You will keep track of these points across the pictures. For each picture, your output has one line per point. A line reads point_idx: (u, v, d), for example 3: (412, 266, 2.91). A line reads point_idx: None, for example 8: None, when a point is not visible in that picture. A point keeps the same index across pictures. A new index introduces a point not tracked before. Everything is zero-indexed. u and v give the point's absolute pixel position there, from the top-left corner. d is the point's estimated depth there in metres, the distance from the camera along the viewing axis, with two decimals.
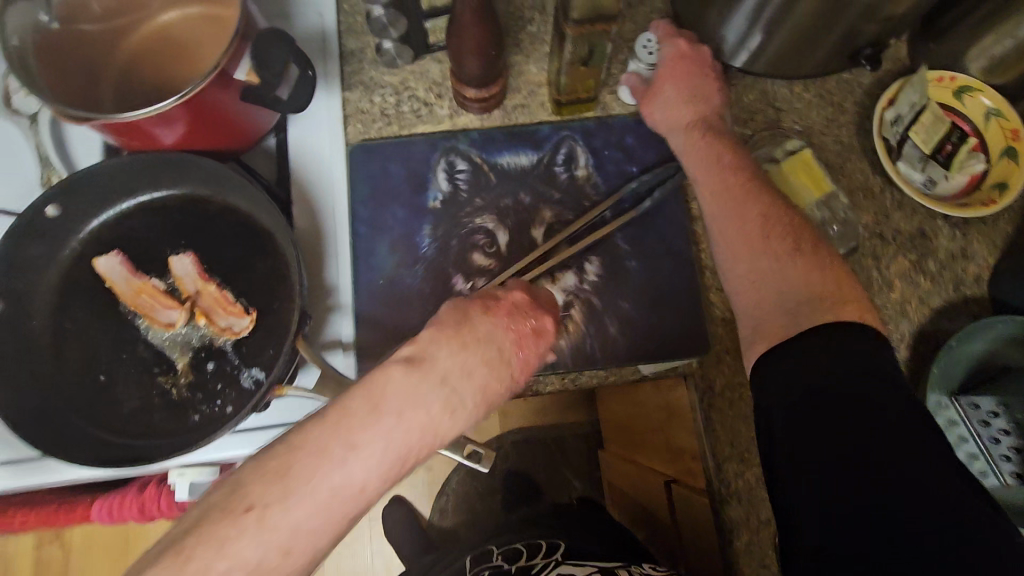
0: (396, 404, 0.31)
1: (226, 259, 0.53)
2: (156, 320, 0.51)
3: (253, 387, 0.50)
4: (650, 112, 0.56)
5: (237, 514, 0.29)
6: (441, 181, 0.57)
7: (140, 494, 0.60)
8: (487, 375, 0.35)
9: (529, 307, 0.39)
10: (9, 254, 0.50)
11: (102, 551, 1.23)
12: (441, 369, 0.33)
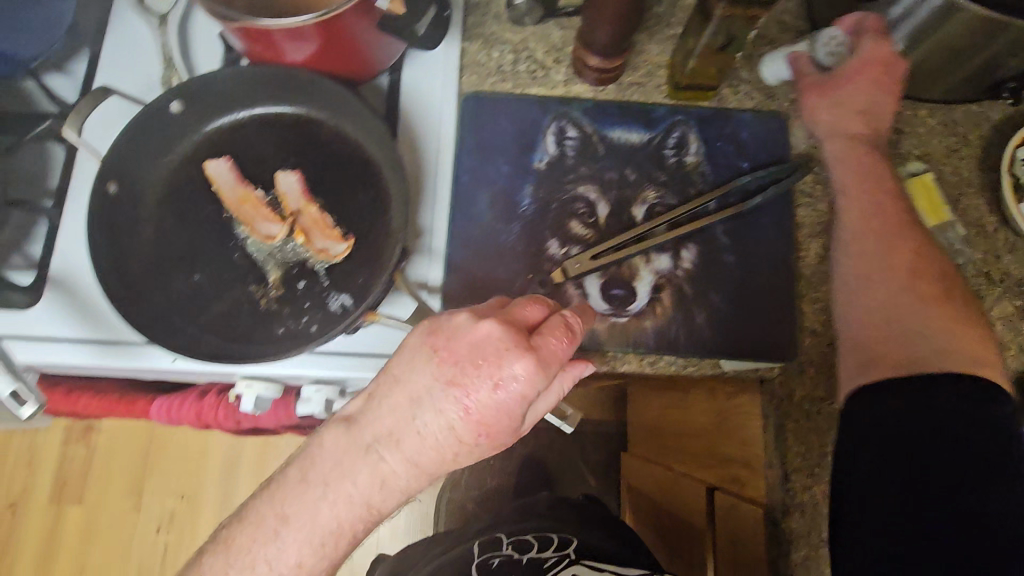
0: (322, 476, 0.38)
1: (330, 183, 0.53)
2: (255, 230, 0.52)
3: (340, 312, 0.50)
4: (814, 108, 0.55)
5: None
6: (549, 145, 0.56)
7: (200, 401, 0.62)
8: (417, 444, 0.37)
9: (493, 346, 0.35)
10: (129, 141, 0.51)
11: (123, 459, 1.26)
12: (367, 436, 0.38)
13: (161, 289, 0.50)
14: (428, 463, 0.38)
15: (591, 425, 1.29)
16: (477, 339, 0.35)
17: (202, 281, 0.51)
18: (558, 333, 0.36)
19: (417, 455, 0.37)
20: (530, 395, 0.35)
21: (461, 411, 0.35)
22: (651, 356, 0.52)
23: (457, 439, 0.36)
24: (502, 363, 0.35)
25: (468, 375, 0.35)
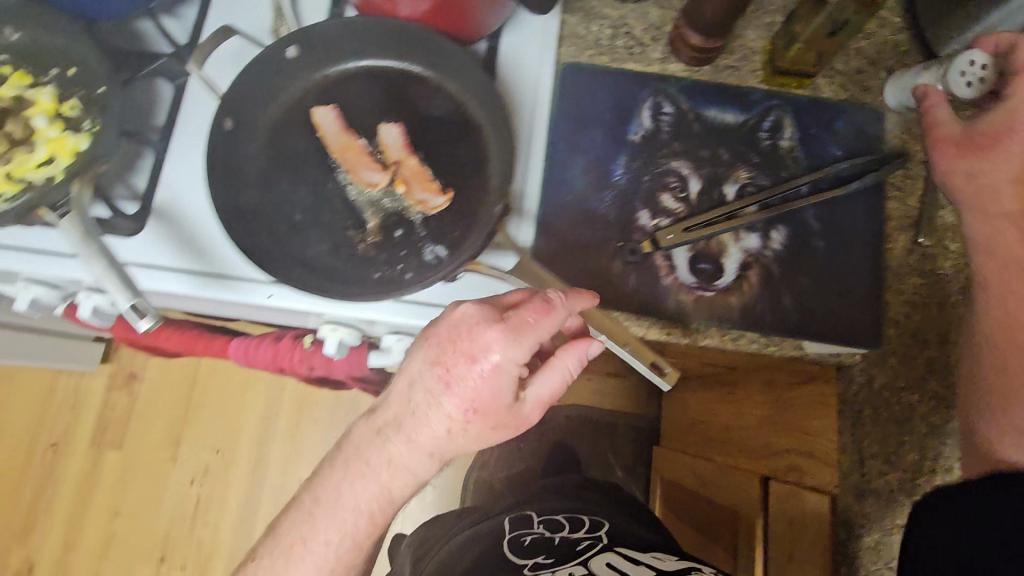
0: (344, 468, 0.50)
1: (431, 138, 0.54)
2: (358, 176, 0.52)
3: (434, 262, 0.52)
4: (955, 163, 0.46)
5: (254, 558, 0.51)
6: (645, 118, 0.57)
7: (276, 345, 0.64)
8: (413, 430, 0.47)
9: (469, 333, 0.45)
10: (247, 80, 0.53)
11: (163, 410, 1.29)
12: (378, 429, 0.49)
13: (264, 224, 0.52)
14: (430, 439, 0.48)
15: (622, 419, 1.30)
16: (455, 319, 0.45)
17: (303, 220, 0.52)
18: (529, 308, 0.45)
19: (420, 430, 0.47)
20: (504, 363, 0.44)
21: (445, 385, 0.46)
22: (734, 333, 0.52)
23: (448, 413, 0.46)
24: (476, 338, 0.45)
25: (449, 351, 0.45)
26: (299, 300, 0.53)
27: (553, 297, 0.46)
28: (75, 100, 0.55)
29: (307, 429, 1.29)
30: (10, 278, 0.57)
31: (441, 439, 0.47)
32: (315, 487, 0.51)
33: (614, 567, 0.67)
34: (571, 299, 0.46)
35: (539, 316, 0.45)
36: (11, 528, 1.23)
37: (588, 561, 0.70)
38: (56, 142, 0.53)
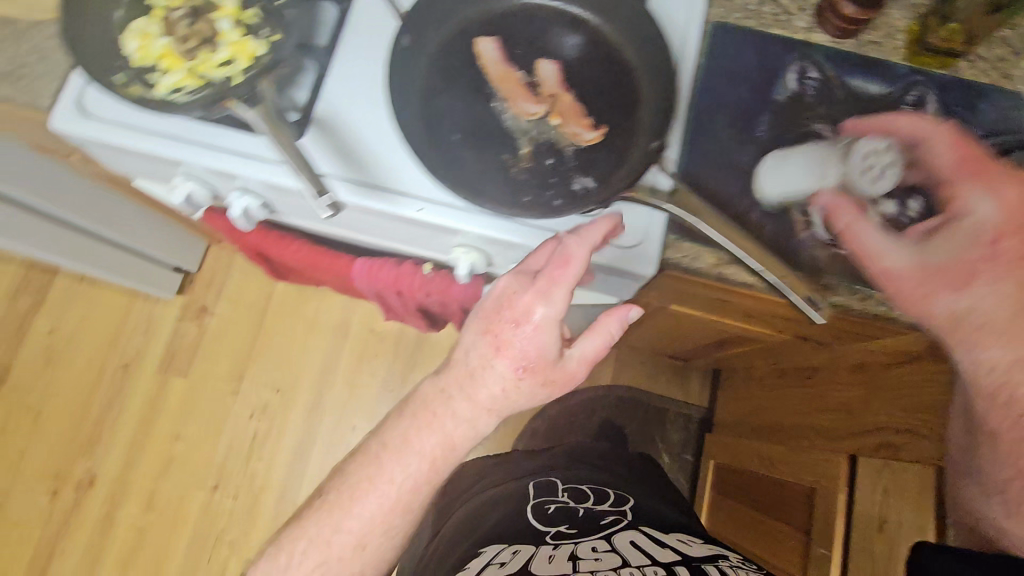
0: (407, 426, 0.60)
1: (586, 78, 0.57)
2: (513, 105, 0.55)
3: (583, 192, 0.54)
4: (935, 304, 0.46)
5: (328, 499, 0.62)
6: (790, 80, 0.58)
7: (397, 270, 0.68)
8: (467, 388, 0.56)
9: (510, 304, 0.53)
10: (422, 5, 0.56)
11: (231, 345, 1.34)
12: (438, 389, 0.58)
13: (423, 139, 0.54)
14: (488, 397, 0.56)
15: (673, 405, 1.31)
16: (500, 294, 0.54)
17: (461, 141, 0.55)
18: (554, 264, 0.52)
19: (479, 391, 0.56)
20: (543, 321, 0.52)
21: (496, 350, 0.54)
22: (865, 292, 0.54)
23: (501, 371, 0.54)
24: (516, 305, 0.53)
25: (497, 320, 0.53)
26: (448, 216, 0.56)
27: (575, 246, 0.52)
28: (254, 9, 0.60)
29: (365, 378, 1.33)
30: (168, 168, 0.61)
31: (499, 394, 0.55)
32: (384, 435, 0.61)
33: (638, 546, 0.65)
34: (586, 234, 0.52)
35: (563, 266, 0.52)
36: (76, 440, 1.29)
37: (611, 538, 0.68)
38: (237, 45, 0.57)
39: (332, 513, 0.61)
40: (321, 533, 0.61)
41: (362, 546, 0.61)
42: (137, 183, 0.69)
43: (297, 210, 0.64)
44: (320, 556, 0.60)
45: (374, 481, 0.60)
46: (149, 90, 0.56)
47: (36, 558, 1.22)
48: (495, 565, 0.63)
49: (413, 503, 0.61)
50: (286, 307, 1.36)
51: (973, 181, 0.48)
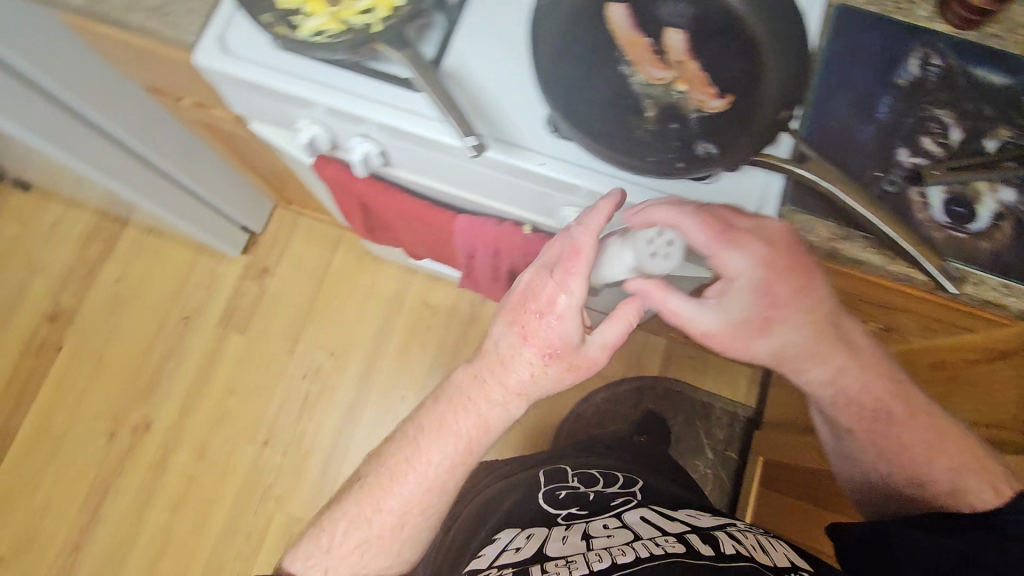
0: (438, 421, 0.60)
1: (711, 48, 0.58)
2: (641, 70, 0.57)
3: (705, 156, 0.55)
4: (752, 345, 0.54)
5: (373, 472, 0.62)
6: (912, 66, 0.59)
7: (497, 228, 0.70)
8: (501, 374, 0.57)
9: (530, 293, 0.54)
10: None
11: (290, 306, 1.37)
12: (467, 380, 0.59)
13: (556, 91, 0.55)
14: (517, 383, 0.56)
15: (720, 402, 1.32)
16: (523, 287, 0.55)
17: (590, 99, 0.56)
18: (567, 253, 0.53)
19: (511, 376, 0.56)
20: (567, 307, 0.52)
21: (523, 339, 0.54)
22: (976, 276, 0.55)
23: (530, 359, 0.54)
24: (539, 294, 0.54)
25: (521, 310, 0.54)
26: (568, 172, 0.58)
27: (585, 234, 0.53)
28: None
29: (417, 350, 1.35)
30: (295, 109, 0.63)
31: (528, 377, 0.55)
32: (419, 420, 0.61)
33: (650, 520, 0.66)
34: (594, 218, 0.53)
35: (579, 254, 0.52)
36: (135, 386, 1.32)
37: (621, 514, 0.69)
38: None
39: (373, 492, 0.61)
40: (360, 513, 0.61)
41: (400, 526, 0.61)
42: (253, 126, 0.72)
43: (410, 159, 0.66)
44: (360, 534, 0.60)
45: (410, 463, 0.60)
46: (293, 31, 0.58)
47: (89, 496, 1.26)
48: (511, 551, 0.64)
49: (450, 483, 0.61)
50: (344, 275, 1.39)
51: (732, 237, 0.52)
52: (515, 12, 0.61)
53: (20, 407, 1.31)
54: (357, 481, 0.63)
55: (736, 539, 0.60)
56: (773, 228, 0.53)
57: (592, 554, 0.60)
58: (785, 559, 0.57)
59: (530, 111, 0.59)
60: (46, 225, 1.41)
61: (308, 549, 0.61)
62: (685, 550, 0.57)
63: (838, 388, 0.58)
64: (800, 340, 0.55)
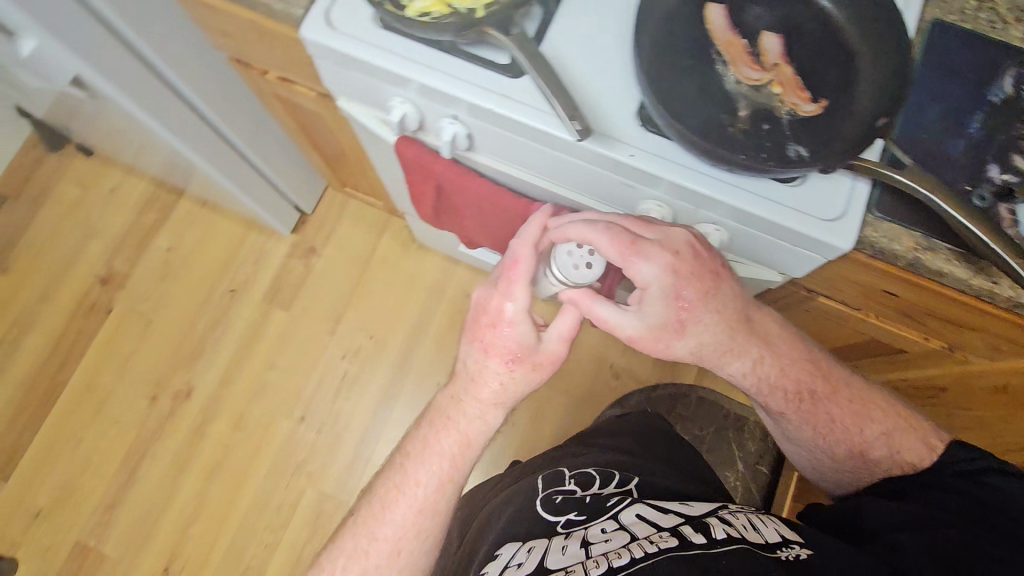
0: (420, 447, 0.66)
1: (807, 53, 0.59)
2: (736, 70, 0.58)
3: (795, 159, 0.56)
4: (674, 344, 0.63)
5: (372, 512, 0.66)
6: (1007, 85, 0.60)
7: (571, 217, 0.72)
8: (475, 389, 0.64)
9: (482, 308, 0.61)
10: None
11: (333, 287, 1.40)
12: (445, 403, 0.66)
13: (654, 84, 0.57)
14: (486, 391, 0.63)
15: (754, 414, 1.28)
16: (476, 304, 0.62)
17: (684, 95, 0.58)
18: (507, 266, 0.60)
19: (481, 386, 0.63)
20: (509, 312, 0.59)
21: (486, 352, 0.62)
22: None
23: (495, 369, 0.62)
24: (487, 307, 0.61)
25: (480, 327, 0.62)
26: (654, 164, 0.59)
27: (522, 251, 0.60)
28: None
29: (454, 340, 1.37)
30: (389, 86, 0.65)
31: (494, 381, 0.62)
32: (404, 447, 0.68)
33: (645, 516, 0.65)
34: (530, 234, 0.60)
35: (517, 268, 0.60)
36: (179, 353, 1.36)
37: (617, 514, 0.67)
38: None
39: (368, 523, 0.66)
40: (358, 545, 0.66)
41: (398, 551, 0.65)
42: (339, 103, 0.74)
43: (494, 144, 0.68)
44: (361, 564, 0.65)
45: (395, 492, 0.66)
46: (400, 10, 0.60)
47: (127, 457, 1.29)
48: (514, 568, 0.62)
49: (440, 503, 0.66)
50: (389, 260, 1.41)
51: (637, 247, 0.58)
52: (616, 5, 0.62)
53: (68, 365, 1.35)
54: (362, 513, 0.67)
55: (726, 521, 0.63)
56: (680, 235, 0.60)
57: (592, 562, 0.59)
58: (775, 534, 0.62)
59: (622, 103, 0.60)
60: (105, 191, 1.45)
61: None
62: (679, 544, 0.59)
63: (758, 377, 0.67)
64: (715, 338, 0.63)
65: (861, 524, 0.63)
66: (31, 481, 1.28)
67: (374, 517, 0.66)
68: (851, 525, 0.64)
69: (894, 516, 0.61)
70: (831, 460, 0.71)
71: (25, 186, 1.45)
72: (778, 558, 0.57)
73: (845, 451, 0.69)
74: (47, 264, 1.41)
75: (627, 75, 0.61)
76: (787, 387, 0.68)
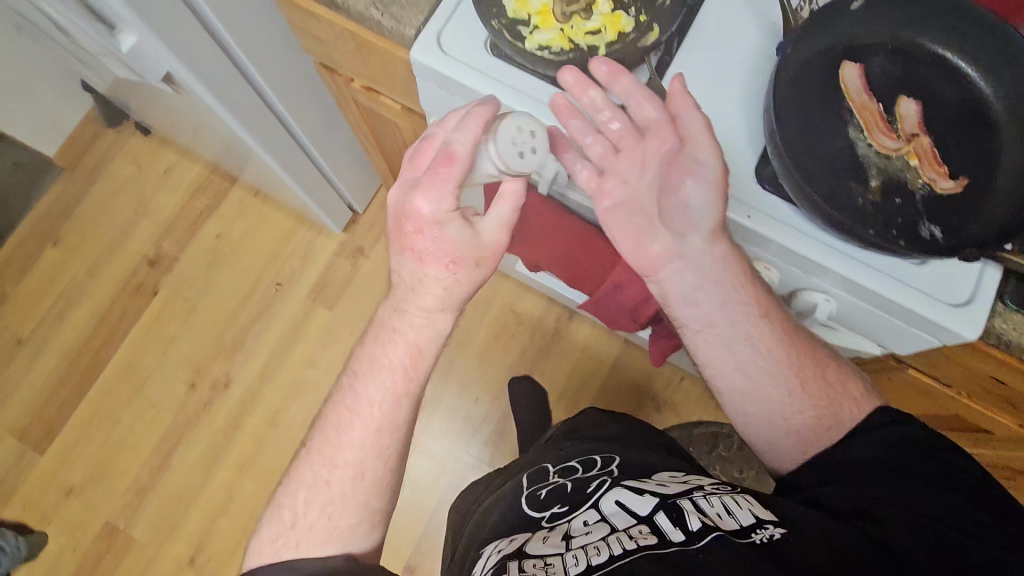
0: (361, 371, 0.60)
1: (949, 123, 0.55)
2: (871, 136, 0.55)
3: (928, 239, 0.53)
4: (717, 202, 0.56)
5: (325, 441, 0.61)
6: None
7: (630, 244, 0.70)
8: (425, 300, 0.57)
9: (407, 212, 0.54)
10: (805, 27, 0.56)
11: (379, 288, 1.38)
12: (387, 327, 0.60)
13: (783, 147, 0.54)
14: (416, 296, 0.58)
15: None
16: (393, 208, 0.56)
17: (813, 160, 0.55)
18: (439, 161, 0.52)
19: (404, 289, 0.58)
20: (427, 211, 0.53)
21: (420, 260, 0.56)
22: None
23: (441, 281, 0.56)
24: (403, 208, 0.55)
25: (401, 233, 0.56)
26: (771, 226, 0.57)
27: (451, 142, 0.52)
28: None
29: (497, 354, 1.37)
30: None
31: (422, 282, 0.57)
32: (348, 367, 0.62)
33: (622, 504, 0.58)
34: (451, 124, 0.53)
35: (436, 162, 0.52)
36: (221, 342, 1.35)
37: (597, 502, 0.60)
38: (610, 15, 0.58)
39: (326, 451, 0.61)
40: (317, 477, 0.60)
41: (361, 474, 0.60)
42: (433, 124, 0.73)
43: None
44: (323, 495, 0.59)
45: (341, 411, 0.61)
46: (520, 42, 0.58)
47: (163, 441, 1.30)
48: (496, 555, 0.59)
49: (398, 416, 0.60)
50: None
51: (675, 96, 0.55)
52: (743, 57, 0.60)
53: (110, 344, 1.35)
54: (316, 442, 0.62)
55: (700, 507, 0.54)
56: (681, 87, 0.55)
57: (569, 556, 0.53)
58: (750, 516, 0.53)
59: (740, 160, 0.58)
60: (158, 172, 1.44)
61: (276, 527, 0.60)
62: (657, 541, 0.51)
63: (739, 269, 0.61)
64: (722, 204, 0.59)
65: (836, 489, 0.57)
66: (68, 456, 1.29)
67: (337, 446, 0.60)
68: (821, 500, 0.56)
69: (873, 492, 0.54)
70: (787, 419, 0.63)
71: (80, 160, 1.44)
72: (755, 547, 0.49)
73: (801, 396, 0.63)
74: (96, 241, 1.41)
75: (750, 133, 0.58)
76: (731, 299, 0.62)
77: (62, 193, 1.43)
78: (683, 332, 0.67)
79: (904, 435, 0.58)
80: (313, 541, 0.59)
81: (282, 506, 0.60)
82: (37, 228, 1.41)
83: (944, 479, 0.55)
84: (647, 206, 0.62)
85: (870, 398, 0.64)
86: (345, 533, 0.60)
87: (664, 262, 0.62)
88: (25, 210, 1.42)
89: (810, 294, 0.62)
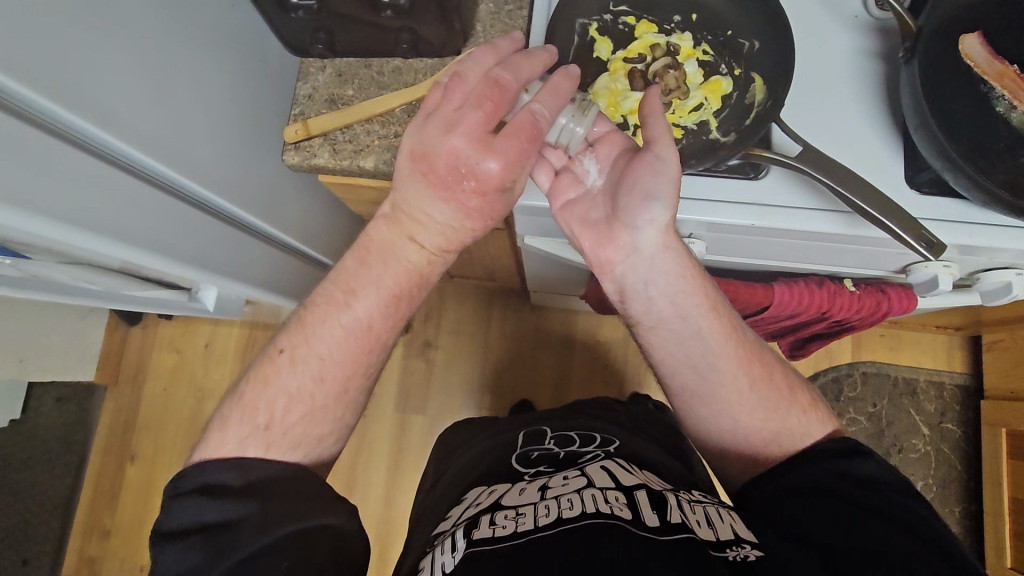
0: (350, 291, 0.57)
1: None
2: (1021, 104, 0.51)
3: None
4: (667, 206, 0.53)
5: (317, 382, 0.57)
6: None
7: (788, 289, 0.66)
8: (441, 238, 0.54)
9: (468, 168, 0.47)
10: (930, 14, 0.52)
11: (462, 361, 1.33)
12: (376, 242, 0.56)
13: (936, 138, 0.49)
14: (438, 237, 0.53)
15: (924, 374, 1.27)
16: (445, 155, 0.47)
17: (975, 150, 0.50)
18: (521, 127, 0.47)
19: (425, 228, 0.53)
20: (502, 176, 0.47)
21: (454, 208, 0.50)
22: None
23: (471, 233, 0.53)
24: (467, 164, 0.47)
25: (453, 185, 0.48)
26: (962, 233, 0.53)
27: (536, 110, 0.48)
28: (705, 45, 0.56)
29: (599, 388, 1.30)
30: (515, 212, 0.63)
31: (454, 230, 0.52)
32: (343, 283, 0.57)
33: (608, 472, 0.60)
34: (524, 79, 0.48)
35: (522, 129, 0.47)
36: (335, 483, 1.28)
37: (583, 465, 0.62)
38: (705, 85, 0.56)
39: (307, 364, 0.57)
40: (302, 386, 0.56)
41: (344, 390, 0.58)
42: (526, 240, 0.73)
43: (742, 248, 0.62)
44: (306, 405, 0.56)
45: (334, 327, 0.57)
46: (632, 135, 0.56)
47: None
48: (473, 507, 0.59)
49: (387, 341, 0.59)
50: (506, 332, 1.33)
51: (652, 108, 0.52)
52: (842, 62, 0.56)
53: None
54: (283, 361, 0.57)
55: (682, 509, 0.54)
56: (656, 89, 0.51)
57: (543, 506, 0.54)
58: (729, 532, 0.53)
59: (887, 171, 0.54)
60: (200, 349, 1.39)
61: (241, 425, 0.55)
62: (630, 517, 0.52)
63: (672, 297, 0.59)
64: (692, 209, 0.55)
65: (798, 512, 0.54)
66: None
67: (313, 363, 0.57)
68: (782, 519, 0.54)
69: (835, 524, 0.52)
70: (736, 422, 0.61)
71: (118, 372, 1.38)
72: (726, 562, 0.49)
73: (749, 394, 0.60)
74: (170, 442, 1.37)
75: (882, 140, 0.55)
76: (680, 290, 0.59)
77: (116, 411, 1.38)
78: (637, 328, 0.63)
79: (871, 471, 0.55)
80: (283, 448, 0.55)
81: (252, 404, 0.56)
82: (107, 451, 1.37)
83: (898, 516, 0.52)
84: (603, 203, 0.57)
85: (825, 424, 0.61)
86: (317, 441, 0.58)
87: (620, 260, 0.58)
88: (89, 438, 1.37)
89: (999, 274, 0.59)
